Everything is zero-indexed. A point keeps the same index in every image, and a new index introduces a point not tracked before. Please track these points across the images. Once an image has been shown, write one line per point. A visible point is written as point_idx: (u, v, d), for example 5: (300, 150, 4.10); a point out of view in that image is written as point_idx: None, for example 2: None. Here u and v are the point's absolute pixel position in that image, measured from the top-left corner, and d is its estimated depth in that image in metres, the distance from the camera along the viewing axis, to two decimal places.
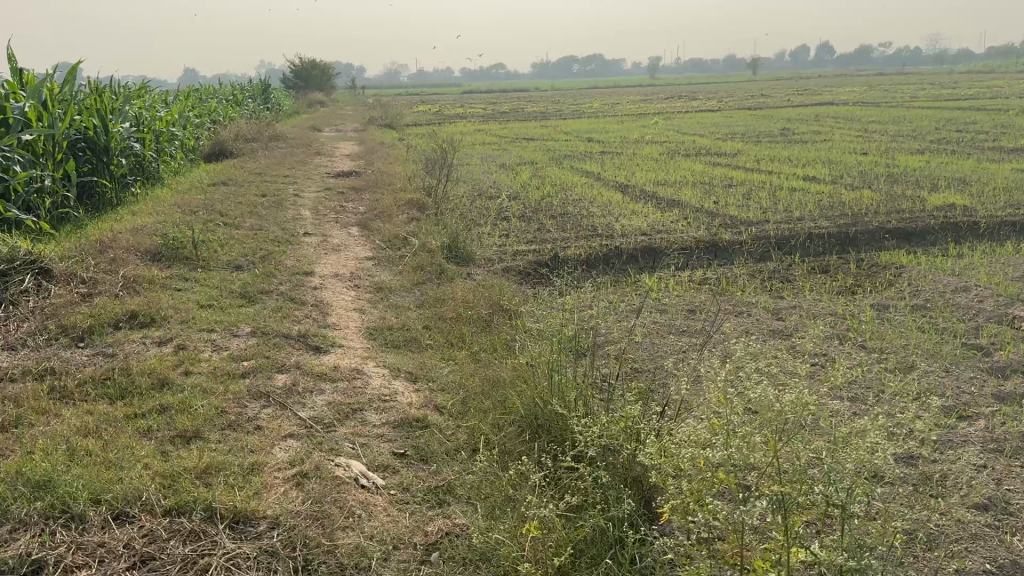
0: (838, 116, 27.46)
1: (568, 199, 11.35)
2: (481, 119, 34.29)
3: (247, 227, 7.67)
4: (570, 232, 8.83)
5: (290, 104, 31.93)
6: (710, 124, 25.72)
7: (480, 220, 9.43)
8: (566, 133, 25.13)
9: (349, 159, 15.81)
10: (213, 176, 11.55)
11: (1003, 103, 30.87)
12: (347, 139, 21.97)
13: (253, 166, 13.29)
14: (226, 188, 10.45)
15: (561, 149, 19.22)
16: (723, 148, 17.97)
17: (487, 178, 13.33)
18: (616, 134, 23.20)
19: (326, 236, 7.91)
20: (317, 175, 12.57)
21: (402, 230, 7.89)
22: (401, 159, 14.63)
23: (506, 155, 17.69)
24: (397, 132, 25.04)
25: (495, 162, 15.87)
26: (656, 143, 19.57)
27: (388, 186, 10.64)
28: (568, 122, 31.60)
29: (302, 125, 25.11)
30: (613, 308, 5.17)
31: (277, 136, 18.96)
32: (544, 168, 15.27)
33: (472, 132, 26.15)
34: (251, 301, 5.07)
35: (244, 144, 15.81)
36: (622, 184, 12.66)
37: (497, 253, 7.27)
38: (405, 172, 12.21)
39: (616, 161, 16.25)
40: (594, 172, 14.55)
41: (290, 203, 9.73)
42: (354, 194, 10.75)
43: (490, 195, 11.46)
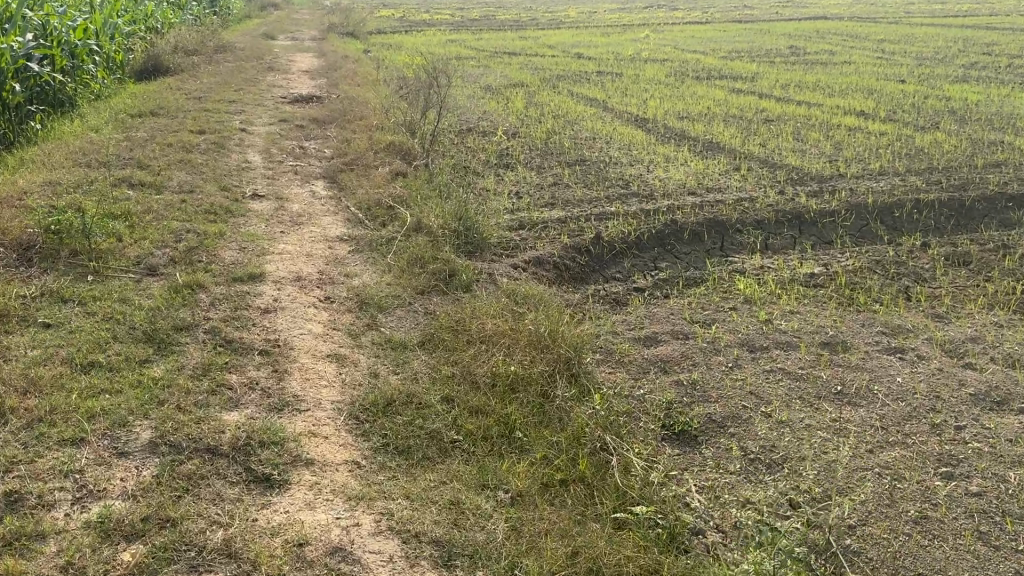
0: (840, 33, 25.49)
1: (582, 137, 9.42)
2: (453, 28, 31.48)
3: (175, 187, 5.64)
4: (600, 191, 6.98)
5: (241, 7, 28.75)
6: (709, 39, 23.54)
7: (482, 172, 7.52)
8: (551, 47, 22.76)
9: (310, 78, 13.46)
10: (141, 103, 9.30)
11: (1012, 21, 29.11)
12: (307, 50, 19.40)
13: (194, 87, 10.97)
14: (156, 120, 8.25)
15: (552, 68, 17.00)
16: (736, 70, 15.94)
17: (477, 108, 11.25)
18: (608, 50, 20.91)
19: (284, 199, 5.95)
20: (273, 101, 10.36)
21: (387, 192, 5.96)
22: (372, 81, 12.40)
23: (492, 74, 15.48)
24: (362, 42, 22.35)
25: (482, 85, 13.71)
26: (658, 62, 17.45)
27: (362, 121, 8.57)
28: (549, 33, 28.98)
29: (254, 33, 22.29)
30: (725, 378, 3.44)
31: (224, 48, 16.34)
32: (540, 93, 13.19)
33: (445, 44, 23.63)
34: (163, 350, 3.19)
35: (183, 57, 13.31)
36: (640, 117, 10.71)
37: (518, 233, 5.43)
38: (382, 101, 10.11)
39: (619, 84, 14.21)
40: (599, 99, 12.50)
41: (237, 143, 7.64)
42: (320, 130, 8.67)
43: (487, 134, 9.48)
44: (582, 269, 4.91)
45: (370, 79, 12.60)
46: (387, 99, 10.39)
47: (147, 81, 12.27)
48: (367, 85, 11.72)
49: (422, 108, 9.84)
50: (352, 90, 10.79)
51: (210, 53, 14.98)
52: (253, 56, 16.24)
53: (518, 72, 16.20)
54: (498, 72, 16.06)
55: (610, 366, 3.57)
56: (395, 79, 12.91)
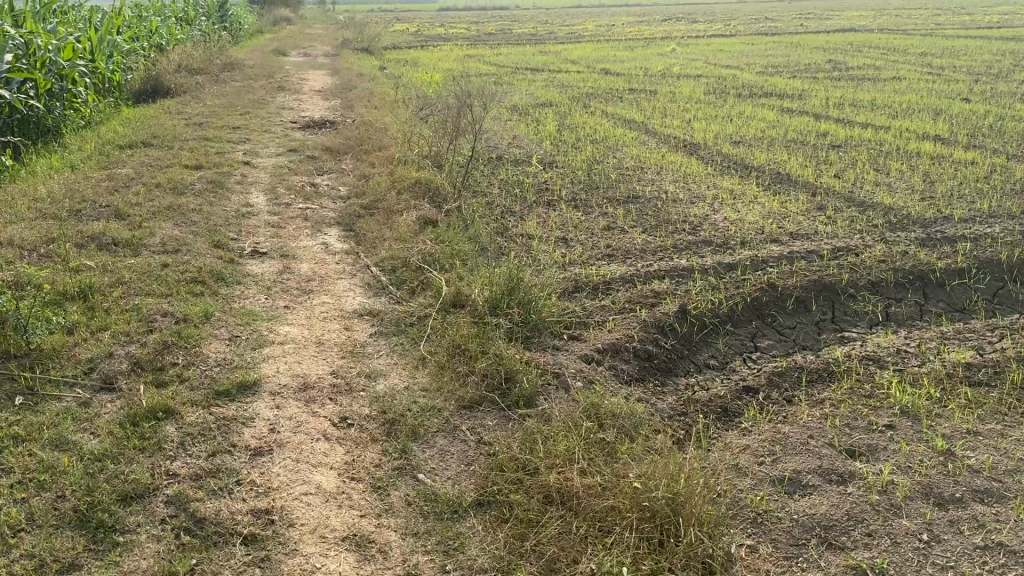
0: (874, 46, 24.44)
1: (628, 167, 8.35)
2: (469, 42, 30.58)
3: (157, 244, 4.60)
4: (665, 237, 5.91)
5: (253, 21, 27.91)
6: (739, 53, 22.53)
7: (523, 216, 6.46)
8: (575, 62, 21.76)
9: (322, 100, 12.46)
10: (135, 131, 8.29)
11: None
12: (321, 67, 18.46)
13: (195, 111, 9.96)
14: (148, 152, 7.23)
15: (581, 85, 15.98)
16: (779, 87, 14.88)
17: (507, 132, 10.21)
18: (635, 65, 19.90)
19: (291, 255, 4.90)
20: (282, 127, 9.34)
21: (416, 246, 4.90)
22: (391, 103, 11.39)
23: (518, 93, 14.45)
24: (376, 58, 21.38)
25: (508, 107, 12.68)
26: (692, 78, 16.38)
27: (382, 153, 7.53)
28: (570, 47, 27.99)
29: (264, 49, 21.37)
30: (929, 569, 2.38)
31: (232, 67, 15.37)
32: (572, 114, 12.14)
33: (463, 60, 22.68)
34: (100, 546, 2.13)
35: (186, 77, 12.34)
36: (689, 142, 9.64)
37: (582, 304, 4.38)
38: (403, 129, 9.09)
39: (656, 103, 13.16)
40: (638, 120, 11.44)
41: (238, 181, 6.61)
42: (334, 163, 7.64)
43: (522, 165, 8.43)
44: (672, 355, 3.85)
45: (389, 102, 11.59)
46: (409, 126, 9.38)
47: (145, 104, 11.28)
48: (385, 108, 10.71)
49: (449, 138, 8.82)
50: (369, 115, 9.78)
51: (216, 72, 14.02)
52: (263, 75, 15.27)
53: (544, 89, 15.18)
54: (523, 90, 15.04)
55: (751, 535, 2.51)
56: (415, 101, 11.91)
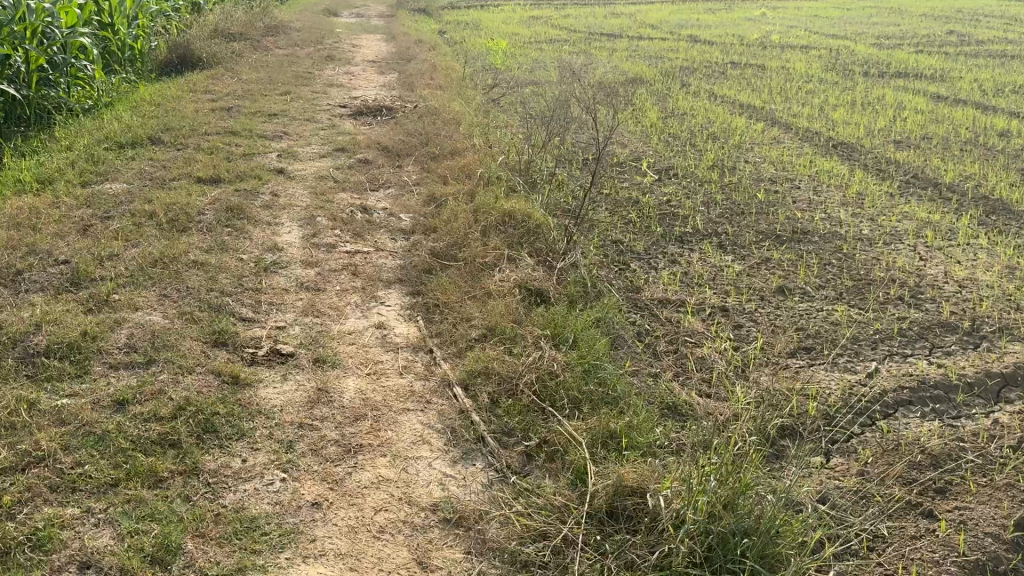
0: (990, 11, 21.67)
1: (773, 176, 6.42)
2: (530, 2, 28.38)
3: (120, 347, 2.91)
4: (879, 313, 4.05)
5: None
6: (839, 19, 20.04)
7: (657, 265, 4.62)
8: (654, 27, 19.51)
9: (377, 74, 10.66)
10: (146, 117, 6.60)
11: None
12: (374, 30, 16.63)
13: (225, 90, 8.25)
14: (154, 154, 5.54)
15: (671, 55, 13.90)
16: (911, 62, 12.61)
17: (601, 121, 8.29)
18: (725, 31, 17.65)
19: (334, 355, 3.16)
20: (328, 114, 7.59)
21: (529, 350, 3.11)
22: (457, 83, 9.53)
23: (601, 67, 12.40)
24: (435, 21, 19.44)
25: (593, 85, 10.71)
26: (801, 51, 14.10)
27: (456, 161, 5.74)
28: (641, 8, 25.62)
29: (313, 8, 19.59)
30: None
31: (276, 33, 13.59)
32: (673, 95, 10.12)
33: (528, 23, 20.60)
34: None
35: (220, 43, 10.61)
36: (838, 139, 7.61)
37: (826, 490, 2.57)
38: (479, 123, 7.28)
39: (769, 80, 11.07)
40: (757, 105, 9.37)
41: (267, 202, 4.89)
42: (393, 172, 5.86)
43: (631, 173, 6.55)
44: None
45: (456, 81, 9.72)
46: (483, 121, 7.56)
47: (171, 75, 9.61)
48: (453, 91, 8.87)
49: (536, 137, 6.97)
50: (433, 102, 7.95)
51: (257, 36, 12.30)
52: (310, 40, 13.47)
53: (630, 61, 13.15)
54: (605, 62, 12.97)
55: None
56: (485, 83, 10.03)
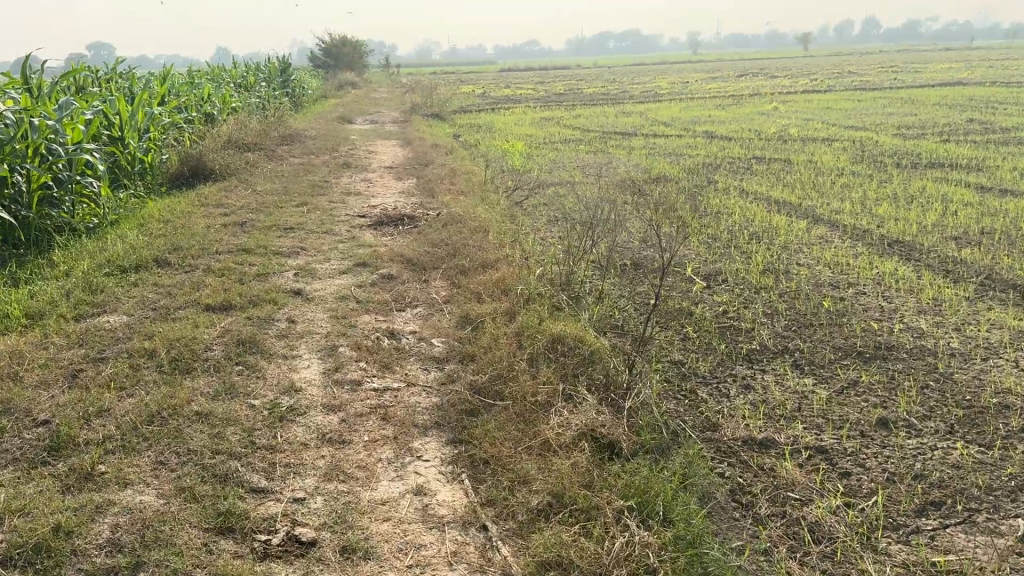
0: (1002, 98, 21.63)
1: (833, 279, 5.88)
2: (540, 103, 28.80)
3: (100, 548, 2.33)
4: (1007, 454, 3.42)
5: (316, 87, 26.76)
6: (853, 111, 19.99)
7: (730, 393, 3.99)
8: (668, 123, 19.50)
9: (394, 180, 10.35)
10: (152, 236, 6.18)
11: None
12: (388, 135, 16.62)
13: (238, 203, 7.90)
14: (159, 278, 5.06)
15: (691, 151, 13.66)
16: (941, 151, 12.27)
17: (634, 223, 7.83)
18: (741, 125, 17.55)
19: (367, 538, 2.53)
20: (346, 225, 7.17)
21: (612, 530, 2.48)
22: (479, 187, 9.15)
23: (622, 165, 12.09)
24: (448, 124, 19.52)
25: (618, 184, 10.34)
26: (823, 143, 13.81)
27: (489, 274, 5.20)
28: (651, 106, 25.86)
29: (327, 116, 19.76)
30: None
31: (291, 142, 13.46)
32: (703, 192, 9.70)
33: (541, 123, 20.67)
34: None
35: (234, 154, 10.37)
36: (891, 237, 7.09)
37: None
38: (507, 229, 6.81)
39: (798, 174, 10.70)
40: (795, 201, 8.92)
41: (282, 329, 4.34)
42: (420, 288, 5.33)
43: (677, 279, 6.00)
44: None
45: (477, 185, 9.35)
46: (511, 227, 7.10)
47: (182, 188, 9.32)
48: (475, 196, 8.47)
49: (570, 244, 6.48)
50: (457, 208, 7.53)
51: (272, 146, 12.14)
52: (325, 148, 13.31)
53: (651, 158, 12.89)
54: (626, 161, 12.68)
55: None
56: (507, 186, 9.66)
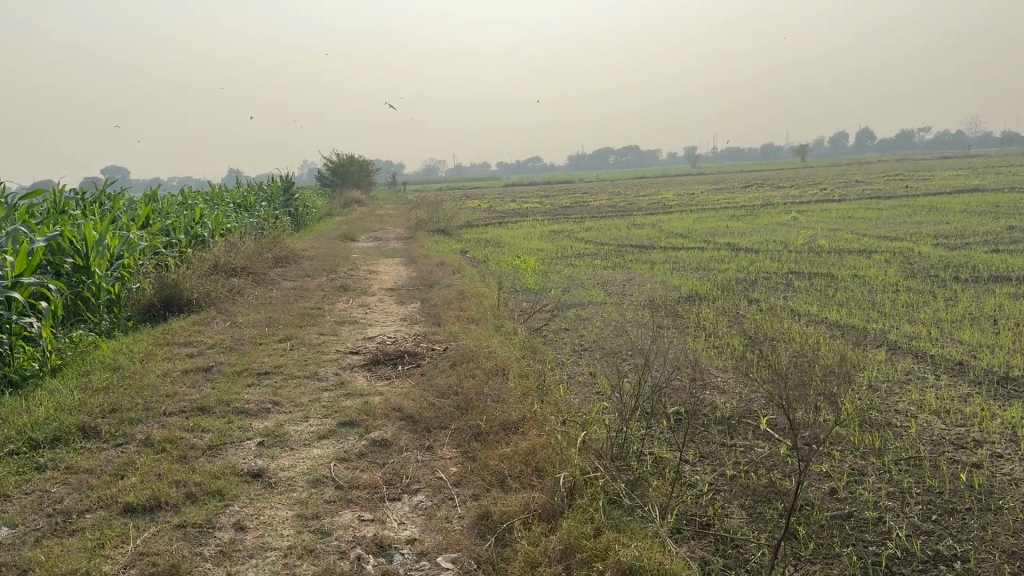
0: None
1: (952, 435, 4.59)
2: (548, 216, 28.23)
3: None
4: None
5: (320, 205, 26.31)
6: (879, 219, 19.18)
7: None
8: (686, 234, 18.64)
9: (396, 304, 9.23)
10: (89, 392, 4.97)
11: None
12: (393, 253, 15.71)
13: (209, 340, 6.74)
14: (75, 459, 3.80)
15: (719, 264, 12.63)
16: (997, 262, 11.20)
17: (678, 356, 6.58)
18: (765, 236, 16.64)
19: None
20: (335, 365, 5.96)
21: None
22: (491, 311, 7.97)
23: (647, 283, 10.96)
24: (456, 240, 18.68)
25: (647, 306, 9.16)
26: (861, 256, 12.78)
27: (513, 440, 3.90)
28: (664, 217, 25.22)
29: (330, 234, 18.99)
30: None
31: (285, 265, 12.45)
32: (747, 313, 8.50)
33: (552, 237, 19.85)
34: None
35: (217, 280, 9.31)
36: (996, 372, 5.84)
37: None
38: (530, 368, 5.56)
39: (848, 291, 9.58)
40: (857, 326, 7.70)
41: (225, 543, 3.05)
42: (422, 458, 4.03)
43: (751, 438, 4.70)
44: None
45: (488, 307, 8.17)
46: (533, 364, 5.87)
47: (152, 322, 8.18)
48: (489, 323, 7.28)
49: (609, 390, 5.22)
50: (467, 342, 6.33)
51: (264, 268, 11.14)
52: (321, 269, 12.27)
53: (678, 273, 11.83)
54: (650, 278, 11.57)
55: None
56: (523, 310, 8.49)
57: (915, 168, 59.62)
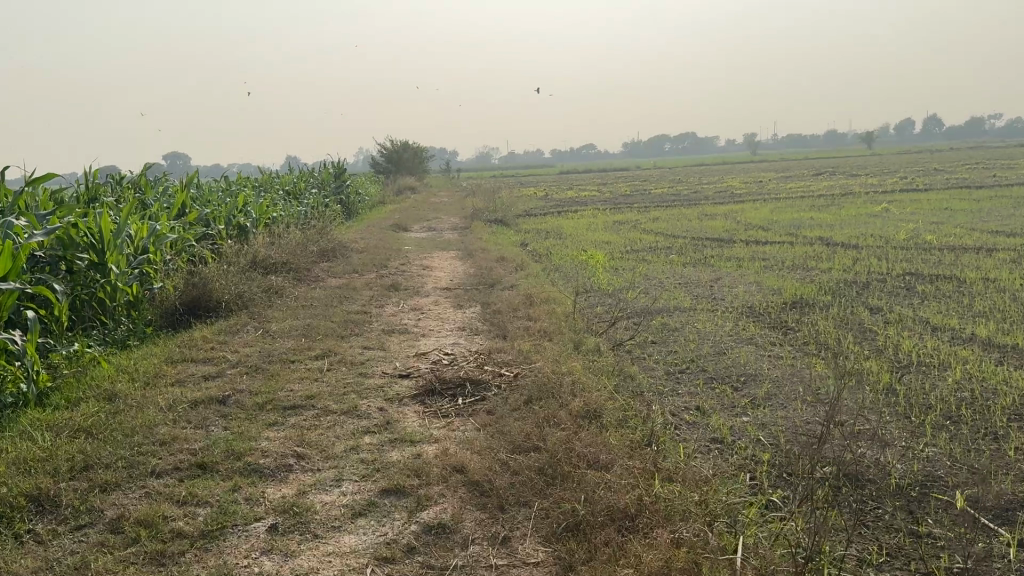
0: None
1: None
2: (609, 206, 26.81)
3: None
4: None
5: (373, 193, 25.37)
6: (982, 212, 17.36)
7: None
8: (766, 226, 17.09)
9: (454, 308, 8.06)
10: (67, 436, 3.89)
11: None
12: (449, 245, 14.57)
13: (233, 356, 5.64)
14: (9, 561, 2.71)
15: (816, 262, 11.16)
16: None
17: (807, 390, 5.24)
18: (858, 229, 15.05)
19: None
20: (381, 394, 4.79)
21: None
22: (567, 320, 6.73)
23: (738, 285, 9.58)
24: (515, 231, 17.49)
25: (746, 316, 7.80)
26: (983, 255, 11.18)
27: (633, 549, 2.66)
28: (735, 207, 23.60)
29: (382, 223, 17.97)
30: None
31: (331, 259, 11.39)
32: (871, 327, 7.08)
33: (618, 228, 18.51)
34: None
35: (253, 278, 8.26)
36: None
37: None
38: (628, 407, 4.31)
39: (986, 299, 8.08)
40: (1021, 347, 6.24)
41: None
42: (498, 561, 2.80)
43: (948, 530, 3.38)
44: None
45: (561, 316, 6.93)
46: (630, 399, 4.60)
47: (177, 327, 7.14)
48: (566, 337, 6.04)
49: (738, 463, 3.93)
50: (545, 366, 5.10)
51: (308, 263, 10.09)
52: (371, 263, 11.17)
53: (771, 272, 10.41)
54: (739, 277, 10.18)
55: None
56: (601, 319, 7.23)
57: (994, 157, 56.38)
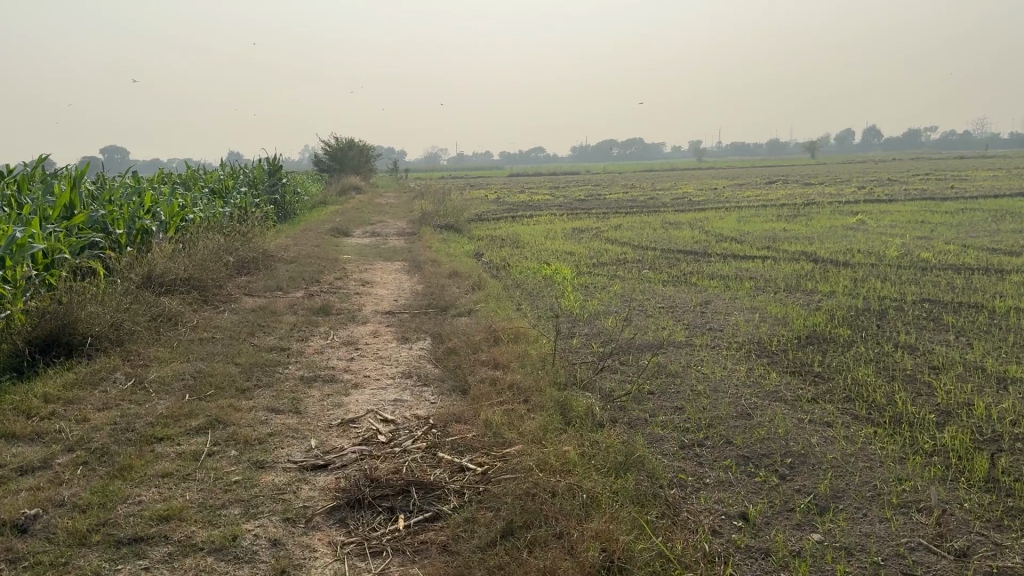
0: None
1: None
2: (566, 210, 25.38)
3: None
4: None
5: (313, 192, 23.47)
6: (964, 226, 16.43)
7: None
8: (740, 237, 15.83)
9: (397, 341, 6.44)
10: None
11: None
12: (394, 254, 12.89)
13: (73, 431, 3.96)
14: None
15: (812, 283, 9.83)
16: None
17: (885, 487, 3.79)
18: (842, 243, 13.86)
19: None
20: (281, 508, 3.17)
21: None
22: (543, 370, 5.18)
23: (734, 311, 8.14)
24: (468, 238, 15.88)
25: (758, 355, 6.36)
26: (994, 276, 10.00)
27: None
28: (700, 214, 22.39)
29: (321, 227, 16.18)
30: None
31: (253, 272, 9.65)
32: (919, 376, 5.68)
33: (580, 236, 17.03)
34: None
35: (140, 301, 6.52)
36: None
37: None
38: (662, 553, 2.77)
39: None
40: None
41: None
42: None
43: None
44: None
45: (535, 364, 5.37)
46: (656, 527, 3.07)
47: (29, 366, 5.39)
48: (546, 398, 4.50)
49: None
50: (525, 456, 3.55)
51: (220, 278, 8.35)
52: (300, 277, 9.47)
53: (765, 295, 9.03)
54: (731, 301, 8.76)
55: None
56: (584, 364, 5.68)
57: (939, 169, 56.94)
